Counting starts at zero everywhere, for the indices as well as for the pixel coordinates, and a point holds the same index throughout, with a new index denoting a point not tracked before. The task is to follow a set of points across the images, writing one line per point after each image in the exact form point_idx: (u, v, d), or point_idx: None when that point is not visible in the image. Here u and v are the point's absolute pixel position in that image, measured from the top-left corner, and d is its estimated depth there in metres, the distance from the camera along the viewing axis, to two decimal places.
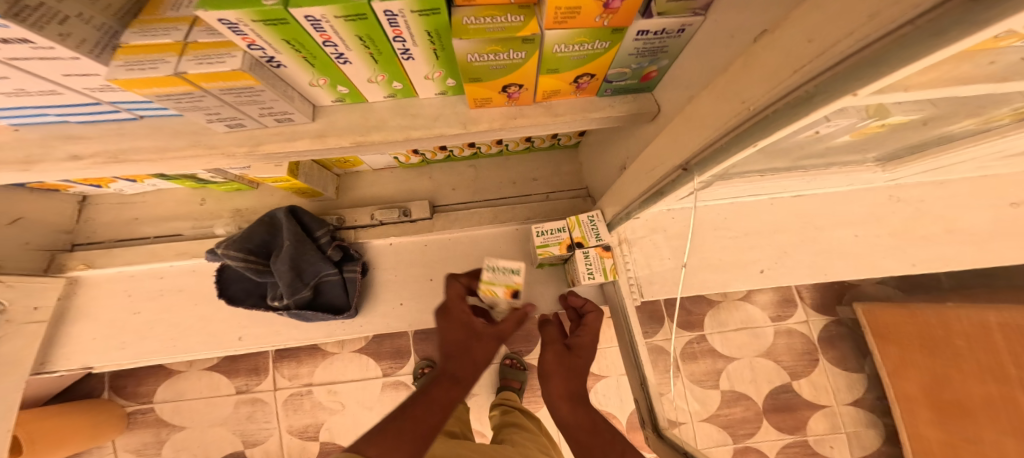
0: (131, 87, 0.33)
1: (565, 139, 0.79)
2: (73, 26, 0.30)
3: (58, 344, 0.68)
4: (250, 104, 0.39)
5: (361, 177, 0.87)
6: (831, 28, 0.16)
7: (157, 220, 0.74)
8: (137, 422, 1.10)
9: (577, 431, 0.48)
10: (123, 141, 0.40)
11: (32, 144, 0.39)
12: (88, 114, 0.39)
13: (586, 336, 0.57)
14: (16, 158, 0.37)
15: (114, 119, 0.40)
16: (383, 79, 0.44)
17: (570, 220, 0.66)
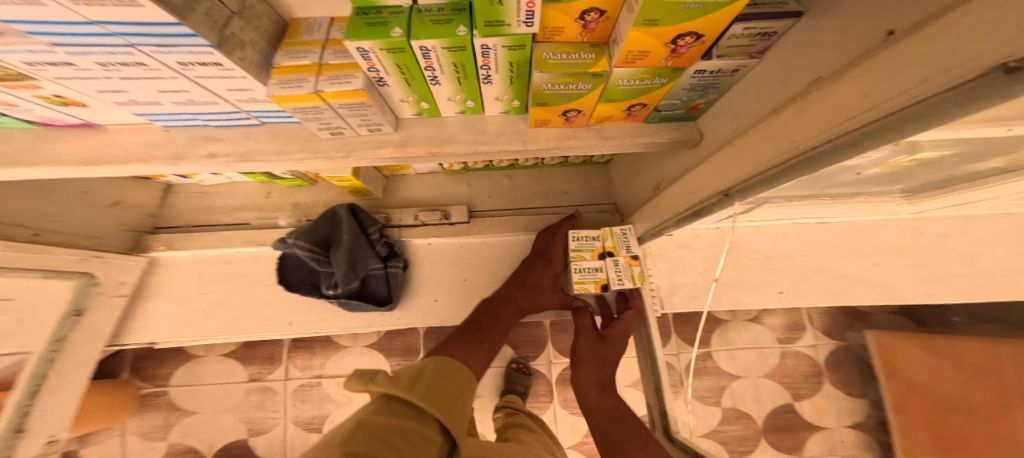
0: (281, 102, 0.43)
1: (598, 157, 0.86)
2: (248, 51, 0.40)
3: (130, 320, 0.79)
4: (355, 116, 0.49)
5: (406, 180, 0.96)
6: (888, 87, 0.21)
7: (228, 210, 0.85)
8: (151, 405, 1.16)
9: (601, 415, 0.60)
10: (250, 143, 0.53)
11: (180, 143, 0.52)
12: (224, 121, 0.51)
13: (618, 331, 0.69)
14: (168, 155, 0.51)
15: (243, 125, 0.53)
16: (460, 98, 0.51)
17: (604, 230, 0.73)
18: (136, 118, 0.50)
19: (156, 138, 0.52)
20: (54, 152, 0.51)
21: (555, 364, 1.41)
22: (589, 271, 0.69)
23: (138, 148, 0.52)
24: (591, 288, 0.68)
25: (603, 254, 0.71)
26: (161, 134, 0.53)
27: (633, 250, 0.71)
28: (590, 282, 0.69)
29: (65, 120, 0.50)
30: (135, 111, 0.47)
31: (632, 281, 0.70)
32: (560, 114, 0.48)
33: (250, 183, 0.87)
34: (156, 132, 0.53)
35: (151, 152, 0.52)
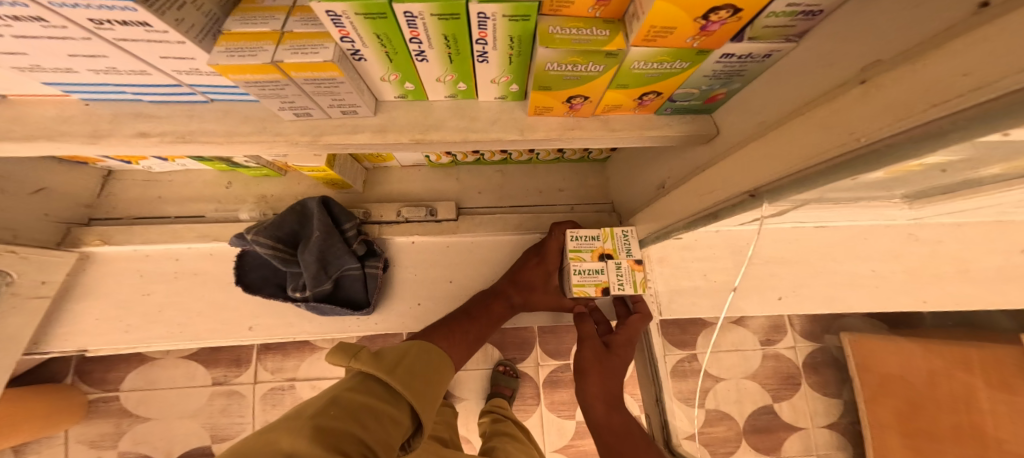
0: (227, 73, 0.35)
1: (595, 153, 0.83)
2: (187, 12, 0.32)
3: (58, 324, 0.68)
4: (324, 95, 0.42)
5: (389, 172, 0.91)
6: (995, 55, 0.13)
7: (180, 200, 0.76)
8: (99, 411, 1.04)
9: (606, 433, 0.56)
10: (192, 122, 0.45)
11: (101, 120, 0.43)
12: (163, 96, 0.43)
13: (623, 339, 0.64)
14: (86, 132, 0.42)
15: (186, 101, 0.45)
16: (450, 79, 0.45)
17: (605, 231, 0.65)
18: (45, 88, 0.41)
19: (71, 113, 0.43)
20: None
21: (542, 367, 1.36)
22: (589, 273, 0.61)
23: (46, 123, 0.43)
24: (590, 290, 0.61)
25: (603, 256, 0.63)
26: (80, 108, 0.44)
27: (634, 254, 0.63)
28: (589, 286, 0.62)
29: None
30: (43, 80, 0.39)
31: (634, 287, 0.62)
32: (563, 101, 0.43)
33: (209, 171, 0.79)
34: (72, 105, 0.44)
35: (64, 128, 0.43)
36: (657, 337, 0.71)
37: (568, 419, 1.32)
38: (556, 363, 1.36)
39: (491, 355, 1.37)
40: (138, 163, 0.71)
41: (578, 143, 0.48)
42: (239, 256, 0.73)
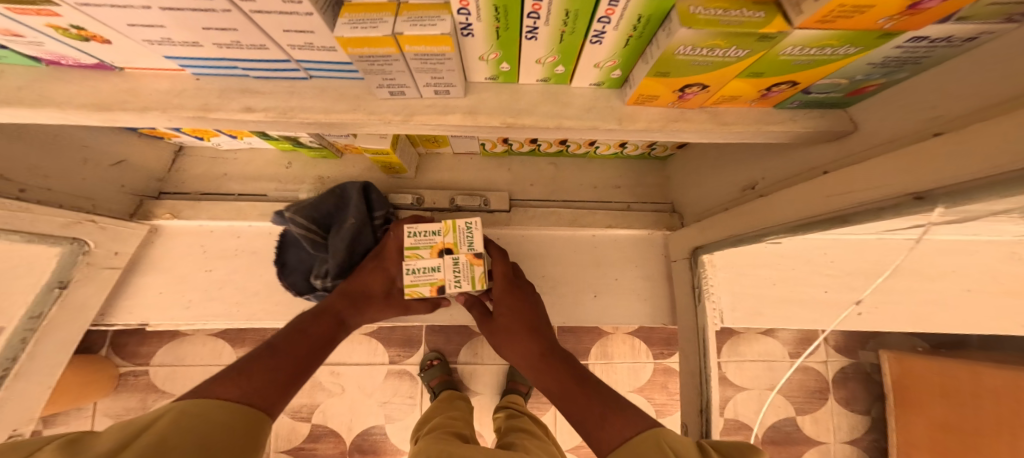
0: (347, 45, 0.37)
1: (659, 149, 0.80)
2: None
3: (122, 295, 0.71)
4: (425, 72, 0.42)
5: (440, 159, 0.97)
6: None
7: (243, 179, 0.82)
8: (126, 385, 1.06)
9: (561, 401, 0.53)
10: (292, 98, 0.49)
11: (211, 94, 0.47)
12: (268, 71, 0.47)
13: (503, 302, 0.70)
14: (198, 106, 0.46)
15: (288, 77, 0.49)
16: (551, 61, 0.43)
17: (447, 224, 0.65)
18: (166, 63, 0.46)
19: (184, 87, 0.47)
20: (65, 94, 0.46)
21: None
22: (420, 273, 0.61)
23: (161, 96, 0.47)
24: (423, 290, 0.61)
25: (441, 251, 0.62)
26: (190, 82, 0.48)
27: (474, 247, 0.63)
28: (425, 285, 0.61)
29: (78, 58, 0.45)
30: (165, 55, 0.43)
31: (473, 283, 0.62)
32: (675, 90, 0.39)
33: (269, 150, 0.86)
34: (185, 80, 0.48)
35: (178, 101, 0.46)
36: (715, 348, 0.63)
37: None
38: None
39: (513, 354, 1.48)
40: (210, 140, 0.78)
41: (670, 137, 0.46)
42: (280, 237, 0.75)
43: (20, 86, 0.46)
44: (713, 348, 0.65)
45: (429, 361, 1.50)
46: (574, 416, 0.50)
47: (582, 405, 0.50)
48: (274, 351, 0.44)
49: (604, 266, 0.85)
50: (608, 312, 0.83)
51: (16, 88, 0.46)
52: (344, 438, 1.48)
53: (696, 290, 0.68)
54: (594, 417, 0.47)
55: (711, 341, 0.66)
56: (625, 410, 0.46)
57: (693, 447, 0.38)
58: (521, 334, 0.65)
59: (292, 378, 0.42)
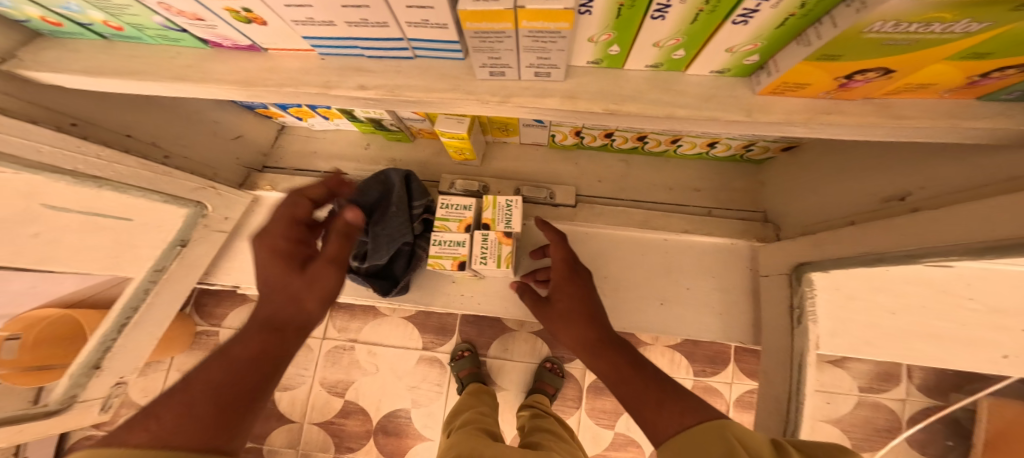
0: (467, 18, 0.41)
1: (757, 151, 0.74)
2: None
3: (225, 257, 0.83)
4: (532, 51, 0.45)
5: (505, 148, 0.96)
6: None
7: (329, 157, 0.93)
8: (201, 343, 1.22)
9: (614, 383, 0.52)
10: (399, 77, 0.53)
11: (332, 72, 0.52)
12: (381, 50, 0.51)
13: (566, 287, 0.68)
14: (320, 83, 0.51)
15: (395, 57, 0.53)
16: (672, 44, 0.40)
17: (486, 200, 0.74)
18: (301, 43, 0.51)
19: (312, 65, 0.53)
20: (219, 72, 0.52)
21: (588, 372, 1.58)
22: (447, 245, 0.72)
23: (293, 73, 0.52)
24: (446, 262, 0.71)
25: (467, 227, 0.72)
26: (317, 62, 0.53)
27: (508, 226, 0.72)
28: (447, 258, 0.72)
29: (238, 40, 0.50)
30: (303, 35, 0.48)
31: (498, 261, 0.71)
32: (840, 78, 0.34)
33: (353, 132, 0.96)
34: (312, 60, 0.53)
35: (304, 78, 0.52)
36: (813, 378, 0.57)
37: (604, 428, 1.52)
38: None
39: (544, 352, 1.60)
40: (307, 121, 0.89)
41: (796, 133, 0.41)
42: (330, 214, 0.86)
43: (188, 65, 0.53)
44: (811, 379, 0.58)
45: (459, 352, 1.57)
46: (632, 403, 0.48)
47: (639, 390, 0.48)
48: (230, 358, 0.35)
49: (674, 274, 0.79)
50: (674, 324, 0.78)
51: (182, 66, 0.52)
52: (371, 417, 1.56)
53: (794, 312, 0.62)
54: (650, 400, 0.46)
55: (808, 370, 0.59)
56: (684, 400, 0.44)
57: (765, 443, 0.37)
58: (575, 319, 0.64)
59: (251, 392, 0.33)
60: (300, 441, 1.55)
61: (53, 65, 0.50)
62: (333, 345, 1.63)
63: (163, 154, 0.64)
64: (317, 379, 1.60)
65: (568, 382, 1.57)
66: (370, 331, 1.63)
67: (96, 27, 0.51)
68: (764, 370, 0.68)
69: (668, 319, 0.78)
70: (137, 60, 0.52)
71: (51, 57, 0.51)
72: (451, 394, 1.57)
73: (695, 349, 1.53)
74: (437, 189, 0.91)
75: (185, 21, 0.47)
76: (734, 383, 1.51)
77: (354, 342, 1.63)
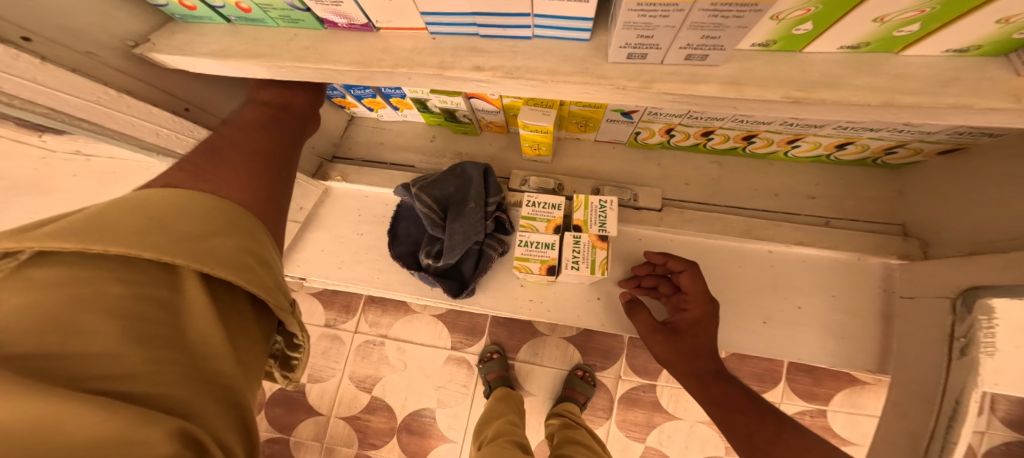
0: None
1: (901, 154, 0.66)
2: None
3: (297, 248, 0.85)
4: (700, 29, 0.37)
5: (579, 144, 0.89)
6: None
7: (395, 149, 0.93)
8: None
9: (729, 415, 0.54)
10: (517, 58, 0.48)
11: (447, 52, 0.49)
12: (498, 29, 0.48)
13: (690, 314, 0.66)
14: (436, 64, 0.48)
15: (513, 37, 0.49)
16: (909, 18, 0.33)
17: (578, 199, 0.67)
18: (417, 20, 0.48)
19: (424, 46, 0.50)
20: (333, 52, 0.51)
21: (622, 380, 1.49)
22: (536, 246, 0.66)
23: (406, 53, 0.50)
24: (533, 265, 0.66)
25: (556, 227, 0.66)
26: (428, 41, 0.51)
27: (604, 229, 0.64)
28: (535, 261, 0.66)
29: (353, 18, 0.49)
30: (424, 10, 0.45)
31: (591, 267, 0.65)
32: None
33: (419, 124, 0.95)
34: (423, 40, 0.51)
35: (418, 59, 0.49)
36: (977, 415, 0.46)
37: (635, 441, 1.44)
38: (638, 380, 1.48)
39: (576, 358, 1.52)
40: (378, 111, 0.90)
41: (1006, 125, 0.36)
42: (397, 207, 0.84)
43: (307, 46, 0.52)
44: (971, 418, 0.46)
45: (487, 354, 1.52)
46: (744, 433, 0.51)
47: (751, 421, 0.51)
48: (226, 161, 0.40)
49: (781, 289, 0.71)
50: (785, 347, 0.69)
51: (303, 47, 0.51)
52: (396, 415, 1.52)
53: (955, 342, 0.52)
54: (766, 433, 0.49)
55: (971, 408, 0.48)
56: (809, 437, 0.46)
57: None
58: (696, 353, 0.63)
59: (268, 196, 0.39)
60: (326, 435, 1.53)
61: (186, 50, 0.53)
62: (363, 339, 1.59)
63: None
64: (346, 373, 1.57)
65: (600, 391, 1.49)
66: (400, 327, 1.59)
67: (225, 9, 0.51)
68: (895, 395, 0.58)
69: (775, 339, 0.69)
70: (261, 43, 0.52)
71: (179, 41, 0.54)
72: (477, 395, 1.51)
73: (741, 365, 1.43)
74: (508, 186, 0.85)
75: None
76: (783, 403, 1.40)
77: (384, 338, 1.59)
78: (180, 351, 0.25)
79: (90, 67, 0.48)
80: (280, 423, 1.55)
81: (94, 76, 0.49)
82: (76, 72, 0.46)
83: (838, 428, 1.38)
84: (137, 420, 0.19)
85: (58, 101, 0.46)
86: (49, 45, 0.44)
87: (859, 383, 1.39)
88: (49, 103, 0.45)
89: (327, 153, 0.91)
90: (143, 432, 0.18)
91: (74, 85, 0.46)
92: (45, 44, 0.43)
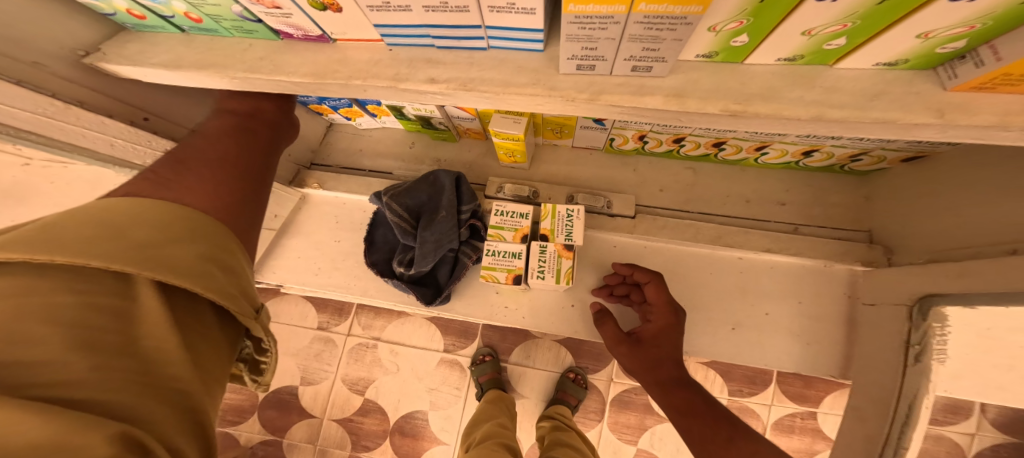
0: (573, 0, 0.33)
1: (866, 161, 0.67)
2: None
3: (275, 255, 0.86)
4: (640, 41, 0.38)
5: (556, 151, 0.89)
6: None
7: (374, 156, 0.93)
8: None
9: (686, 422, 0.55)
10: (472, 70, 0.48)
11: (403, 64, 0.50)
12: (452, 40, 0.48)
13: (656, 323, 0.66)
14: (390, 76, 0.49)
15: (467, 48, 0.50)
16: (834, 32, 0.34)
17: (546, 209, 0.68)
18: (371, 32, 0.49)
19: (380, 57, 0.51)
20: (291, 64, 0.52)
21: (614, 383, 1.49)
22: (503, 256, 0.67)
23: (362, 65, 0.51)
24: (500, 274, 0.67)
25: (524, 237, 0.67)
26: (385, 53, 0.51)
27: (569, 239, 0.65)
28: (501, 270, 0.67)
29: (309, 30, 0.50)
30: (374, 22, 0.46)
31: (557, 276, 0.66)
32: None
33: (398, 131, 0.95)
34: (380, 51, 0.52)
35: (374, 70, 0.50)
36: (930, 420, 0.47)
37: (627, 444, 1.43)
38: (628, 383, 1.48)
39: (570, 362, 1.52)
40: (356, 119, 0.91)
41: (934, 140, 0.37)
42: (373, 214, 0.85)
43: (262, 57, 0.53)
44: (922, 425, 0.47)
45: (481, 356, 1.52)
46: (698, 438, 0.52)
47: (707, 429, 0.52)
48: (194, 168, 0.40)
49: (750, 296, 0.71)
50: (753, 353, 0.69)
51: (258, 58, 0.53)
52: (389, 417, 1.52)
53: (910, 348, 0.52)
54: (719, 440, 0.49)
55: (925, 413, 0.48)
56: (758, 441, 0.47)
57: None
58: (659, 361, 0.63)
59: (236, 198, 0.39)
60: (319, 437, 1.53)
61: (137, 60, 0.54)
62: (357, 342, 1.60)
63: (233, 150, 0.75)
64: (339, 375, 1.57)
65: (592, 393, 1.48)
66: (393, 330, 1.60)
67: (176, 19, 0.53)
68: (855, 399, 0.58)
69: (742, 345, 0.69)
70: (215, 52, 0.54)
71: (131, 51, 0.55)
72: (469, 398, 1.51)
73: (732, 368, 1.43)
74: (484, 193, 0.86)
75: (262, 10, 0.46)
76: (774, 405, 1.40)
77: (376, 341, 1.59)
78: (131, 359, 0.25)
79: (36, 78, 0.50)
80: (273, 426, 1.55)
81: (41, 87, 0.50)
82: (20, 85, 0.47)
83: (828, 430, 1.37)
84: (68, 428, 0.18)
85: (4, 115, 0.46)
86: None
87: (850, 386, 1.38)
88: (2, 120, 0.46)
89: (305, 160, 0.92)
90: (83, 439, 0.18)
91: (21, 98, 0.47)
92: None
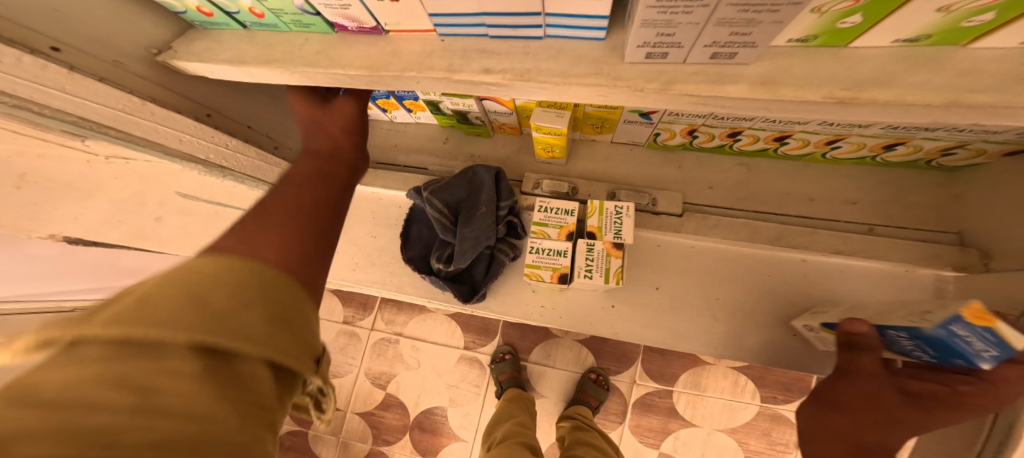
0: None
1: (957, 155, 0.61)
2: None
3: None
4: (729, 25, 0.33)
5: (594, 146, 0.86)
6: None
7: (408, 152, 0.93)
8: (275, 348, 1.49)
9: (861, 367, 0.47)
10: (529, 60, 0.46)
11: (458, 54, 0.48)
12: (510, 30, 0.46)
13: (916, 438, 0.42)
14: (446, 66, 0.47)
15: (524, 38, 0.47)
16: (980, 6, 0.29)
17: (592, 205, 0.66)
18: (427, 22, 0.47)
19: (433, 48, 0.49)
20: (346, 56, 0.51)
21: (638, 386, 1.44)
22: (547, 254, 0.66)
23: (416, 56, 0.49)
24: (545, 273, 0.66)
25: (570, 234, 0.65)
26: (438, 44, 0.50)
27: (619, 236, 0.62)
28: (545, 269, 0.66)
29: (365, 21, 0.48)
30: (431, 11, 0.44)
31: (606, 275, 0.63)
32: None
33: (432, 126, 0.94)
34: (433, 41, 0.50)
35: (429, 61, 0.48)
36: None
37: (650, 447, 1.38)
38: (652, 386, 1.42)
39: (590, 362, 1.49)
40: (391, 112, 0.90)
41: None
42: (409, 210, 0.84)
43: (318, 51, 0.52)
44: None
45: (501, 354, 1.50)
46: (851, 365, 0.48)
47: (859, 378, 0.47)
48: (273, 206, 0.35)
49: (811, 301, 0.67)
50: (813, 360, 0.64)
51: (315, 51, 0.52)
52: (410, 411, 1.53)
53: None
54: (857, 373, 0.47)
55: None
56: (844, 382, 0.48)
57: None
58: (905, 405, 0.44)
59: (317, 249, 0.33)
60: (343, 429, 1.55)
61: (205, 56, 0.54)
62: (380, 336, 1.61)
63: (272, 143, 0.75)
64: (362, 370, 1.59)
65: (616, 395, 1.44)
66: (415, 326, 1.60)
67: (240, 15, 0.52)
68: (952, 427, 0.54)
69: (802, 351, 0.65)
70: (275, 47, 0.53)
71: (199, 48, 0.55)
72: (490, 395, 1.50)
73: (765, 374, 1.37)
74: (520, 189, 0.83)
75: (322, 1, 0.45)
76: None
77: (399, 335, 1.60)
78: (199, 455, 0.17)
79: (118, 76, 0.50)
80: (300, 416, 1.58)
81: (120, 84, 0.50)
82: (101, 81, 0.47)
83: None
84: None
85: (79, 108, 0.46)
86: (76, 54, 0.46)
87: None
88: (76, 112, 0.46)
89: None
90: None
91: (101, 93, 0.47)
92: (74, 53, 0.46)
